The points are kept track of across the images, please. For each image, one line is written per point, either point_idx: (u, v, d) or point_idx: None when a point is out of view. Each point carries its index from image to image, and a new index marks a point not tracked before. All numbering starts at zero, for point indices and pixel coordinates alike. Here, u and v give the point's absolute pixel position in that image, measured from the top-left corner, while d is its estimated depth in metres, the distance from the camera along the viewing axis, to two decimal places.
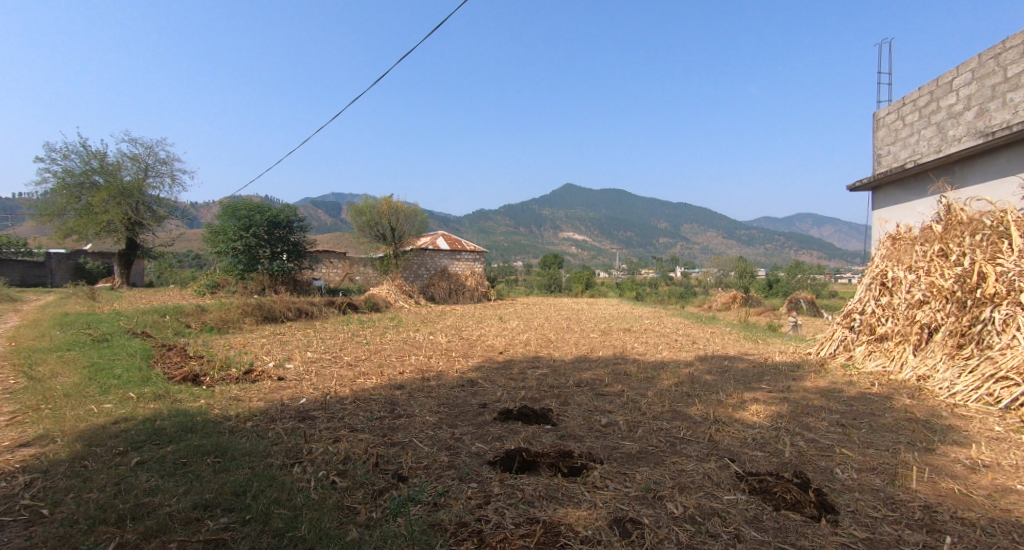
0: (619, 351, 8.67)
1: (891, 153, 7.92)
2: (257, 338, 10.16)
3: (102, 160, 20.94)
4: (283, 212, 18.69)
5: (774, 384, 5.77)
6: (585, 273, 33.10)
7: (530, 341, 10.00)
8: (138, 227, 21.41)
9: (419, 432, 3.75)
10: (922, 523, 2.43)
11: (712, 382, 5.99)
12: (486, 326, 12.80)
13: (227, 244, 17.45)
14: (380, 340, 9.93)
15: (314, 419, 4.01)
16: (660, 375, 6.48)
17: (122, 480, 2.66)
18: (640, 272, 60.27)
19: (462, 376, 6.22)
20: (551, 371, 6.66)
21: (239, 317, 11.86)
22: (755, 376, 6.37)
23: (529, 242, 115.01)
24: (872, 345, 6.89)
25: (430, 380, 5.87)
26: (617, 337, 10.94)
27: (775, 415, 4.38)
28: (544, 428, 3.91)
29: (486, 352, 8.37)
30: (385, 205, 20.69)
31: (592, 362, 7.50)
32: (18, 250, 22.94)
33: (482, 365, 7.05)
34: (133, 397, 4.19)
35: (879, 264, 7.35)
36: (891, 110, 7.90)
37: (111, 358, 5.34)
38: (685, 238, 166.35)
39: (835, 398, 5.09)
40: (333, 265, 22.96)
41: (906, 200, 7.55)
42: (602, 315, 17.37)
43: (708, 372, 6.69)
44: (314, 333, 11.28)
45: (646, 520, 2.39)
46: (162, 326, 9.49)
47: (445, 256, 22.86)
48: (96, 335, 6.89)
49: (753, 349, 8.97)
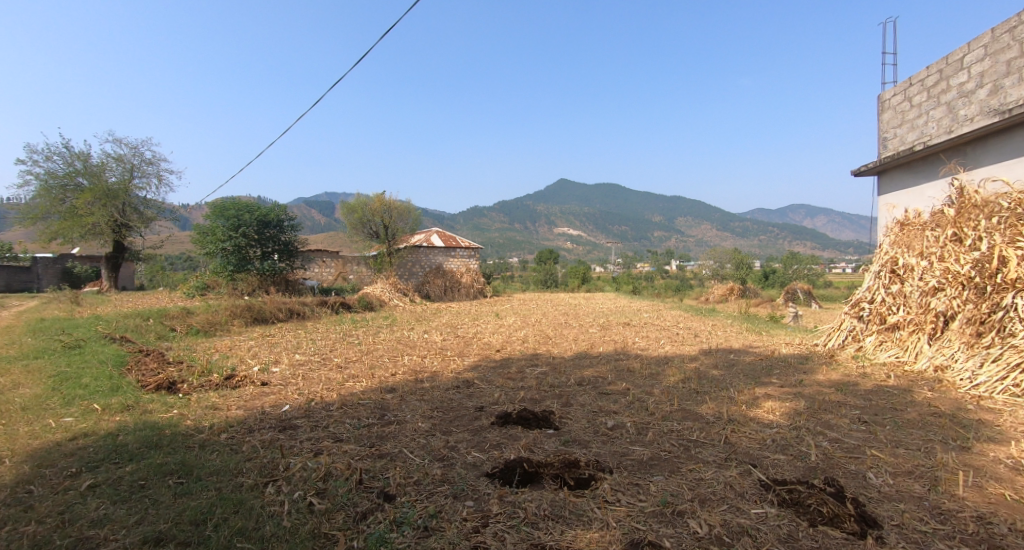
0: (620, 347, 8.41)
1: (897, 136, 7.65)
2: (245, 340, 9.81)
3: (86, 161, 20.44)
4: (273, 211, 18.28)
5: (784, 379, 5.49)
6: (581, 268, 32.83)
7: (527, 338, 9.72)
8: (124, 229, 20.92)
9: (410, 441, 3.44)
10: (978, 537, 2.14)
11: (720, 377, 5.70)
12: (482, 323, 12.51)
13: (216, 245, 17.03)
14: (372, 340, 9.59)
15: (296, 429, 3.69)
16: (665, 371, 6.18)
17: (68, 508, 2.34)
18: (636, 266, 60.27)
19: (458, 376, 5.90)
20: (550, 370, 6.35)
21: (227, 319, 11.48)
22: (764, 370, 6.09)
23: (524, 238, 114.82)
24: (883, 335, 6.65)
25: (423, 382, 5.55)
26: (617, 332, 10.66)
27: (791, 413, 4.10)
28: (545, 434, 3.60)
29: (482, 350, 8.06)
30: (377, 203, 20.36)
31: (593, 358, 7.21)
32: (3, 255, 22.44)
33: (478, 364, 6.75)
34: (99, 409, 3.86)
35: (888, 251, 7.11)
36: (897, 91, 7.62)
37: (80, 367, 5.00)
38: (679, 231, 166.57)
39: (851, 392, 4.81)
40: (325, 265, 22.71)
41: (914, 184, 7.28)
42: (600, 309, 17.11)
43: (714, 366, 6.40)
44: (305, 334, 10.94)
45: (667, 543, 2.11)
46: (145, 330, 9.11)
47: (440, 253, 22.37)
48: (70, 341, 6.52)
49: (758, 341, 8.70)
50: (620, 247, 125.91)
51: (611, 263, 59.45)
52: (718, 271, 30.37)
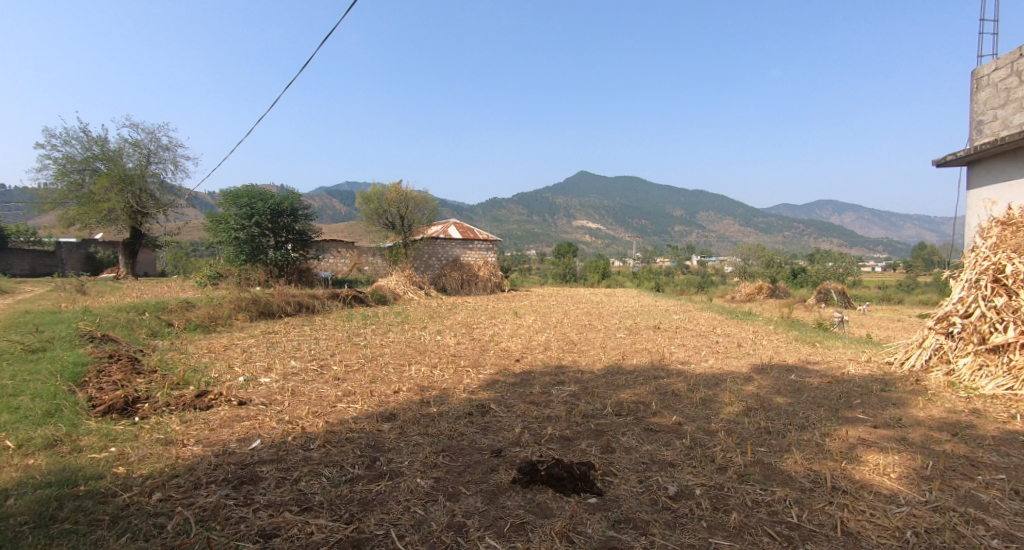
0: (656, 359, 7.38)
1: (1000, 119, 6.46)
2: (246, 339, 9.02)
3: (104, 145, 20.02)
4: (286, 199, 17.58)
5: (875, 415, 4.42)
6: (601, 263, 31.66)
7: (550, 344, 8.76)
8: (141, 215, 20.45)
9: (404, 515, 2.52)
10: None
11: (791, 409, 4.64)
12: (500, 323, 11.59)
13: (228, 233, 16.34)
14: (380, 343, 8.69)
15: (256, 484, 2.81)
16: (720, 397, 5.12)
17: None
18: (656, 262, 58.94)
19: (471, 397, 4.96)
20: (580, 390, 5.35)
21: (230, 314, 10.73)
22: (842, 400, 4.99)
23: (543, 230, 113.66)
24: (983, 358, 5.58)
25: (429, 406, 4.62)
26: (648, 339, 9.61)
27: (915, 477, 3.07)
28: (587, 507, 2.65)
29: (500, 360, 7.09)
30: (394, 193, 19.58)
31: (630, 375, 6.17)
32: (28, 240, 22.29)
33: (496, 380, 5.81)
34: (14, 450, 3.01)
35: (986, 256, 6.02)
36: (1001, 64, 6.44)
37: (24, 381, 4.20)
38: (700, 226, 163.08)
39: (976, 442, 3.73)
40: (340, 255, 22.34)
41: (1021, 176, 6.10)
42: (625, 308, 16.05)
43: (779, 393, 5.33)
44: (310, 332, 10.11)
45: None
46: (136, 328, 8.35)
47: (457, 246, 21.84)
48: (35, 342, 5.74)
49: (816, 356, 7.56)
50: (640, 241, 123.97)
51: (631, 256, 58.02)
52: (745, 268, 28.88)
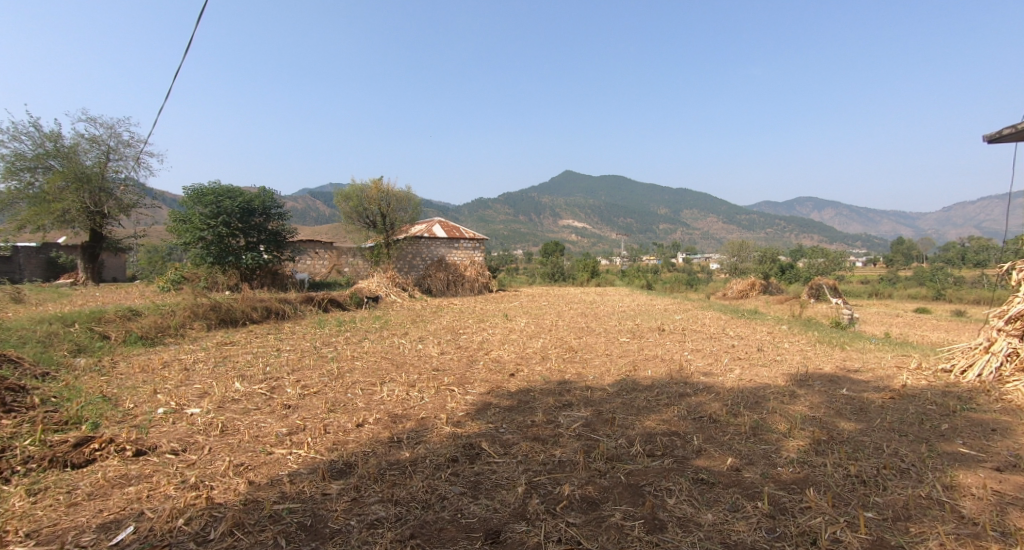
0: (675, 370, 6.27)
1: None
2: (195, 352, 7.72)
3: (58, 141, 18.22)
4: (258, 197, 16.13)
5: (988, 450, 3.37)
6: (590, 261, 30.53)
7: (549, 352, 7.62)
8: (100, 217, 18.66)
9: None
10: None
11: (871, 440, 3.58)
12: (489, 328, 10.41)
13: (193, 233, 14.84)
14: (352, 354, 7.47)
15: None
16: (775, 423, 4.01)
17: None
18: (643, 260, 57.89)
19: (457, 433, 3.79)
20: (594, 417, 4.20)
21: (182, 323, 9.36)
22: (925, 424, 3.93)
23: (529, 230, 112.70)
24: None
25: (400, 449, 3.45)
26: (656, 344, 8.51)
27: None
28: None
29: (491, 375, 5.92)
30: (374, 190, 18.24)
31: (651, 393, 5.02)
32: None
33: (488, 405, 4.63)
34: None
35: None
36: None
37: None
38: (684, 224, 163.03)
39: None
40: (318, 256, 21.01)
41: None
42: (621, 309, 14.97)
43: (842, 415, 4.24)
44: (273, 341, 8.84)
45: None
46: (57, 347, 6.96)
47: (443, 245, 20.71)
48: None
49: (856, 363, 6.52)
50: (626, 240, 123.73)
51: (618, 255, 56.86)
52: (736, 266, 28.02)
